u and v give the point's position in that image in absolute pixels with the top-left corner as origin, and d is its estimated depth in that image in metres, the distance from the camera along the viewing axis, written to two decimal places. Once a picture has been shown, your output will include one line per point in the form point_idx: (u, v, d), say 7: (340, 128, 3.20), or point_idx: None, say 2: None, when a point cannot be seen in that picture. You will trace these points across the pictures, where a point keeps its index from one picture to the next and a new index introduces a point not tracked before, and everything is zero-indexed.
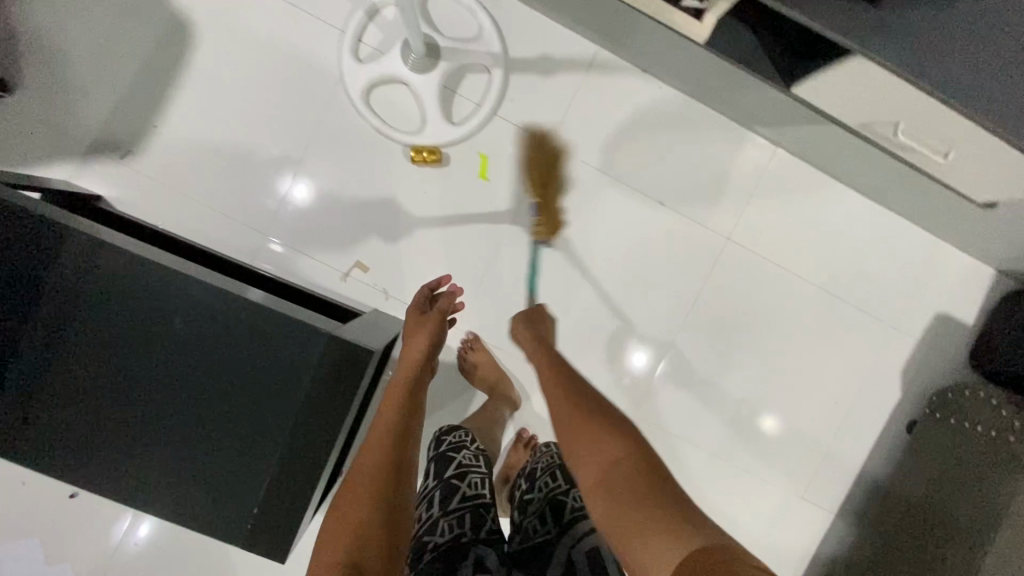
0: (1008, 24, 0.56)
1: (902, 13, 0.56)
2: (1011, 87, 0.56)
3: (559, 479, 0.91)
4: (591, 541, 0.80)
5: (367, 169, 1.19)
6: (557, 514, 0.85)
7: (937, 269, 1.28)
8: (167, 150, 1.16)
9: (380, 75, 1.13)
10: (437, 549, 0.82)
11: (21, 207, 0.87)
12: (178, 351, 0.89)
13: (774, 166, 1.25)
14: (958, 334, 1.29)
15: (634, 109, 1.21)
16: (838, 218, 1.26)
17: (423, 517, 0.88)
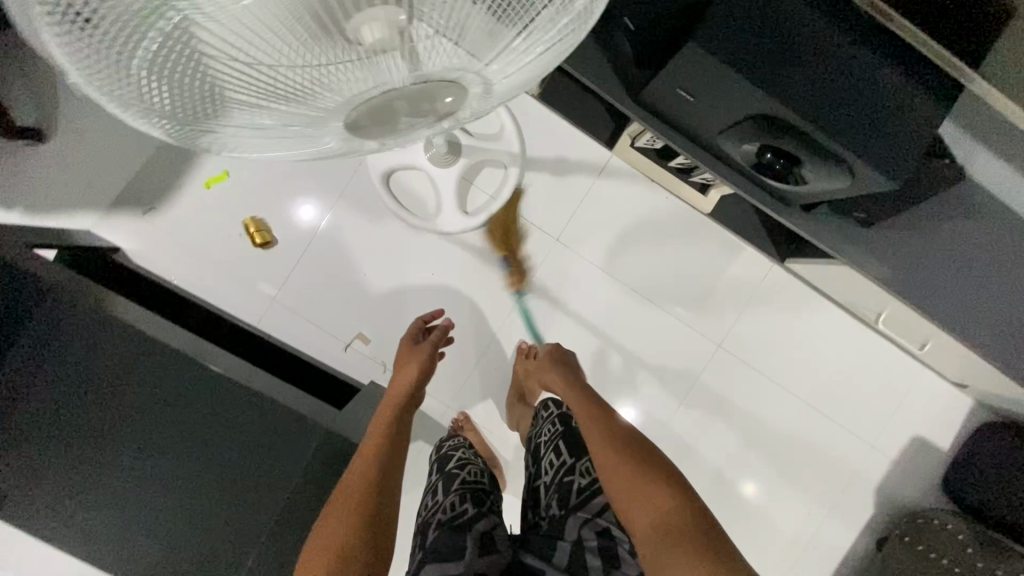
0: (982, 266, 0.71)
1: (888, 236, 0.74)
2: (987, 318, 0.70)
3: (565, 455, 0.88)
4: (602, 522, 0.78)
5: (381, 246, 1.24)
6: (567, 493, 0.83)
7: (918, 394, 1.32)
8: (190, 210, 1.20)
9: (399, 162, 1.16)
10: (445, 526, 0.78)
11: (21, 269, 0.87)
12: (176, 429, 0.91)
13: (770, 279, 1.29)
14: (933, 457, 1.33)
15: (641, 213, 1.26)
16: (826, 336, 1.31)
17: (431, 502, 0.85)
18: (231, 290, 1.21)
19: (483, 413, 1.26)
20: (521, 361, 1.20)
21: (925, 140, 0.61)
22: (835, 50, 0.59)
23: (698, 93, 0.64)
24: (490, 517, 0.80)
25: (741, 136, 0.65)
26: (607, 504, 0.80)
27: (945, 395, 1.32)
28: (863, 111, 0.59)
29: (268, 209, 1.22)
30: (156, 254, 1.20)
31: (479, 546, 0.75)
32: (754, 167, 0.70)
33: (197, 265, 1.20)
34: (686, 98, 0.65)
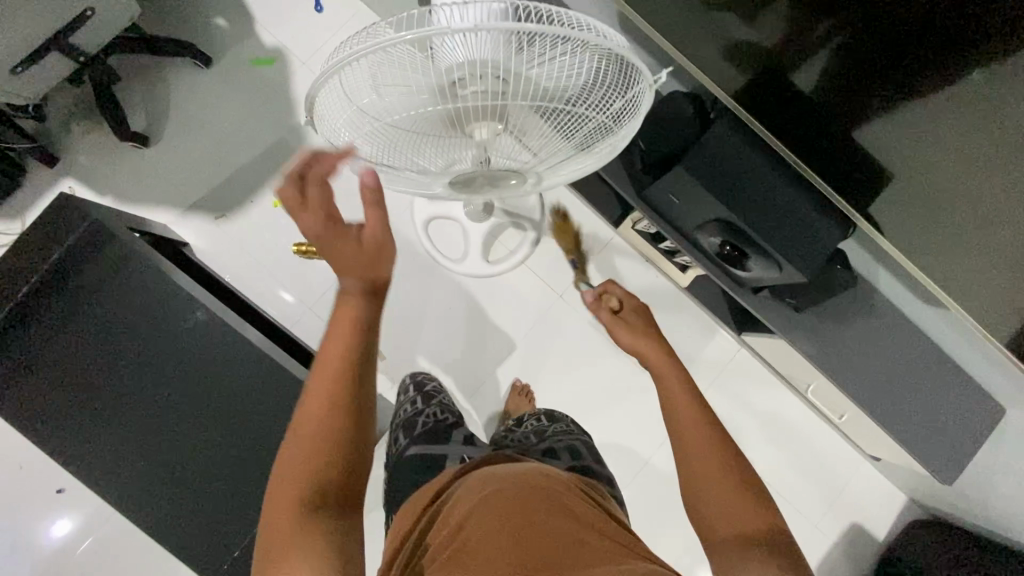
0: (897, 362, 0.89)
1: (817, 322, 0.90)
2: (899, 405, 0.87)
3: (543, 420, 1.21)
4: (568, 439, 1.12)
5: (410, 279, 1.44)
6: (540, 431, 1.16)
7: (859, 484, 1.48)
8: (255, 222, 1.40)
9: (439, 211, 1.38)
10: (428, 425, 1.17)
11: (132, 246, 1.10)
12: (227, 397, 1.12)
13: (737, 360, 1.49)
14: (869, 545, 1.46)
15: (633, 286, 1.47)
16: (781, 418, 1.49)
17: (419, 413, 1.22)
18: (276, 294, 1.39)
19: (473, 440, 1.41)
20: (514, 398, 1.39)
21: (828, 254, 0.84)
22: (772, 188, 0.85)
23: (681, 198, 0.88)
24: (462, 426, 1.17)
25: (708, 232, 0.89)
26: (571, 437, 1.13)
27: (882, 488, 1.48)
28: (790, 228, 0.83)
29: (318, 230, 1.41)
30: (219, 254, 1.39)
31: (460, 437, 1.12)
32: (713, 258, 0.93)
33: (252, 269, 1.40)
34: (672, 201, 0.89)
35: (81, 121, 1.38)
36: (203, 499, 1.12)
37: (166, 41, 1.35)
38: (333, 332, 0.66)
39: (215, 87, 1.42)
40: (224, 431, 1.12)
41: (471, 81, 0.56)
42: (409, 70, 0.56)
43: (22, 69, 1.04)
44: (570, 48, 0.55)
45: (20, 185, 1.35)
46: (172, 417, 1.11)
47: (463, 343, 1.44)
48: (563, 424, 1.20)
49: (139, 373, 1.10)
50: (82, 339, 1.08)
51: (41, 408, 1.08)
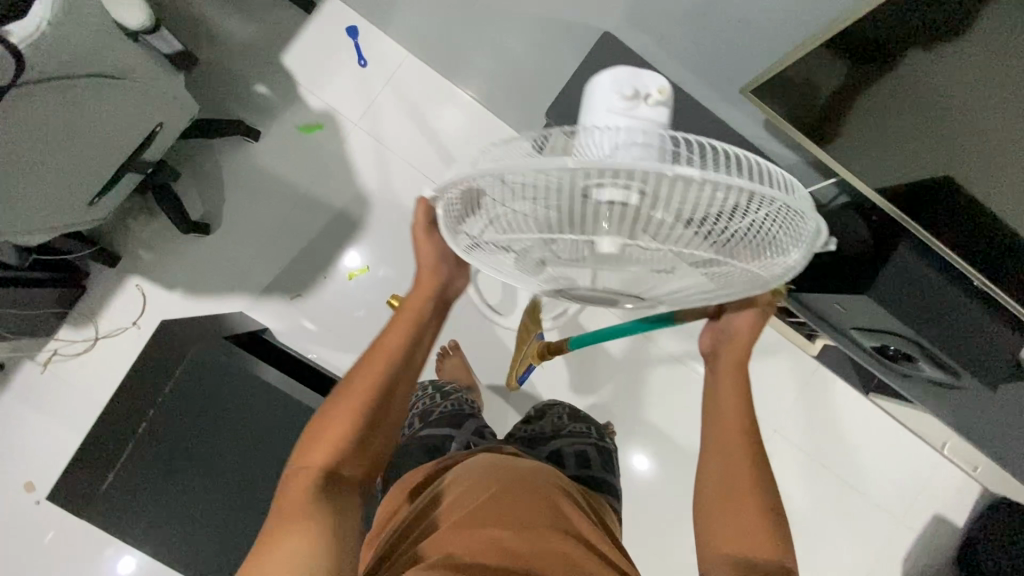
0: None
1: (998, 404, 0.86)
2: None
3: (566, 417, 1.14)
4: (579, 448, 1.05)
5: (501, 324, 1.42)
6: (557, 427, 1.11)
7: (938, 477, 1.55)
8: (332, 297, 1.37)
9: None
10: (445, 414, 1.09)
11: (239, 361, 1.12)
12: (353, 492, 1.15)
13: (814, 375, 1.54)
14: (950, 533, 1.54)
15: None
16: (861, 423, 1.54)
17: (434, 401, 1.14)
18: None
19: None
20: None
21: (1007, 359, 0.82)
22: (955, 305, 0.81)
23: (852, 308, 0.83)
24: (475, 419, 1.09)
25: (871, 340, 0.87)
26: (588, 443, 1.07)
27: (960, 479, 1.55)
28: (970, 342, 0.81)
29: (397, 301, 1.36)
30: (301, 333, 1.36)
31: (473, 432, 1.04)
32: (867, 352, 0.92)
33: (335, 347, 1.37)
34: (841, 310, 0.85)
35: (138, 215, 1.33)
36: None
37: (216, 121, 1.28)
38: (387, 343, 0.70)
39: (270, 163, 1.36)
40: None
41: (602, 211, 0.43)
42: (529, 181, 0.43)
43: (98, 197, 0.96)
44: (734, 197, 0.42)
45: (85, 288, 1.31)
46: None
47: (563, 384, 1.42)
48: (582, 424, 1.13)
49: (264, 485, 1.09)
50: (201, 459, 1.08)
51: (163, 539, 1.05)
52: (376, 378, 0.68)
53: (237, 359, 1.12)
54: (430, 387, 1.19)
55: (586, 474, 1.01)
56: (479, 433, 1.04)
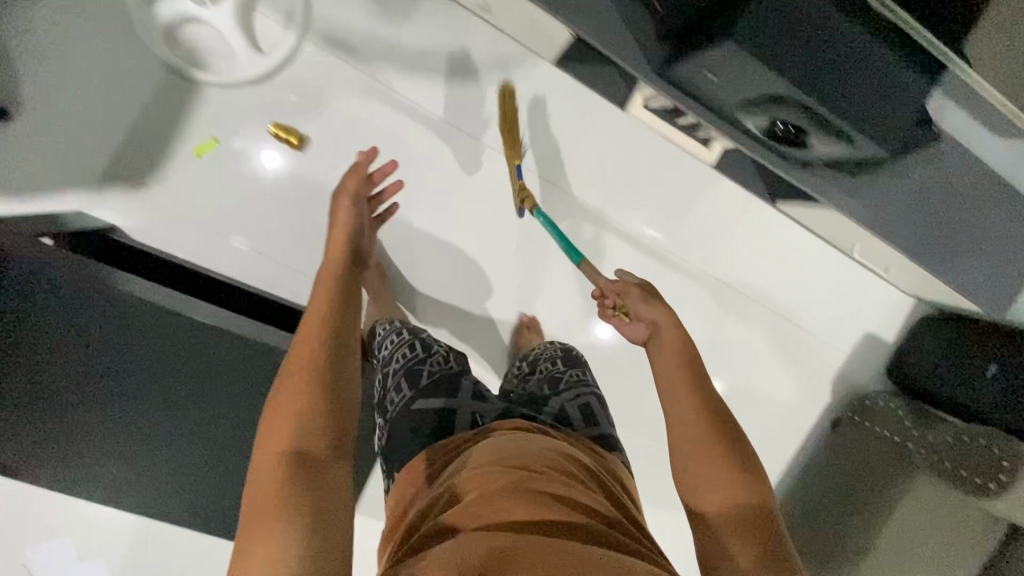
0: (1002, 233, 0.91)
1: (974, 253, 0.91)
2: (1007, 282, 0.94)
3: (559, 365, 1.04)
4: (584, 400, 0.95)
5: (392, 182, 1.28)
6: (556, 380, 1.00)
7: (869, 297, 1.52)
8: (184, 179, 1.18)
9: (398, 88, 1.26)
10: (434, 376, 0.93)
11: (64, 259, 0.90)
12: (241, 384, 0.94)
13: (745, 207, 1.42)
14: (881, 349, 1.55)
15: (628, 156, 1.36)
16: (794, 253, 1.46)
17: (413, 352, 0.97)
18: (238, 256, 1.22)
19: (498, 351, 1.38)
20: (525, 334, 1.35)
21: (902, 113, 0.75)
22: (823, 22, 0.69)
23: (719, 73, 0.77)
24: (470, 377, 0.95)
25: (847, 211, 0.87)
26: (586, 392, 0.97)
27: (890, 294, 1.53)
28: (866, 89, 0.72)
29: (278, 153, 1.23)
30: (156, 229, 1.18)
31: (472, 393, 0.90)
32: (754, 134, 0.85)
33: (200, 235, 1.20)
34: (712, 80, 0.79)
35: None
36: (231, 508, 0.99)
37: None
38: (315, 310, 0.78)
39: (67, 17, 1.09)
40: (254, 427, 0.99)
41: None
42: None
43: None
44: None
45: None
46: (203, 432, 0.98)
47: (467, 243, 1.33)
48: (578, 370, 1.04)
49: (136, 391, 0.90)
50: (43, 376, 0.84)
51: (42, 461, 0.97)
52: (309, 340, 0.73)
53: (112, 285, 0.81)
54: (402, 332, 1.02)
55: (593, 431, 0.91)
56: (480, 395, 0.90)
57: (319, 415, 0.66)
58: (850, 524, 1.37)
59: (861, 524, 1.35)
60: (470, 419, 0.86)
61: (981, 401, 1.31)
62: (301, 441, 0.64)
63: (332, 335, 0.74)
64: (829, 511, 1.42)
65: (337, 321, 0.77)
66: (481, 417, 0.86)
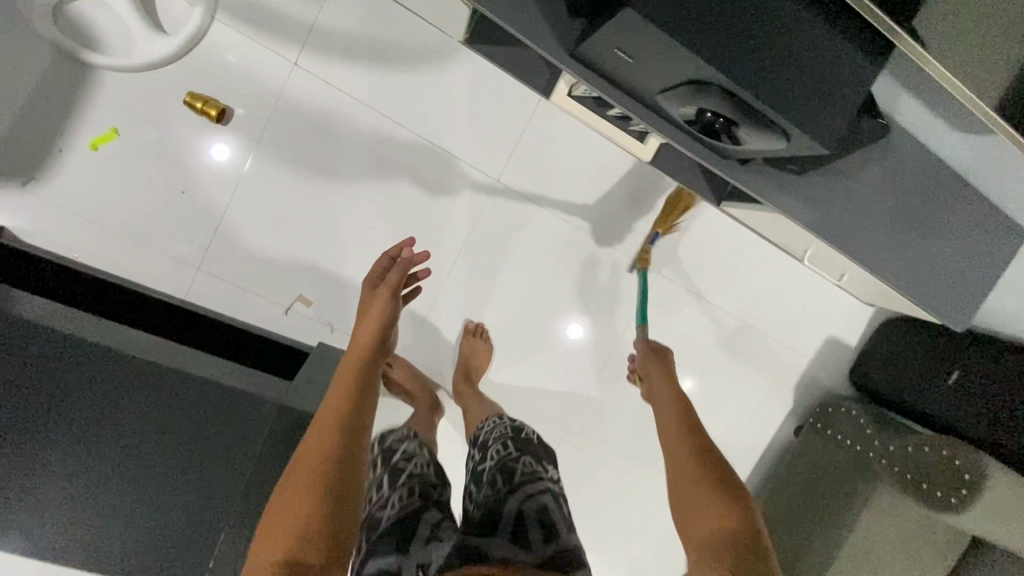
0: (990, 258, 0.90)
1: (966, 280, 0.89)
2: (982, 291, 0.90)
3: (509, 449, 0.91)
4: (540, 500, 0.81)
5: (320, 180, 1.17)
6: (506, 476, 0.85)
7: (832, 301, 1.46)
8: (81, 175, 1.07)
9: (324, 75, 1.14)
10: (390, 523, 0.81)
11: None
12: (178, 412, 0.90)
13: (704, 207, 1.35)
14: (844, 355, 1.50)
15: (579, 152, 1.27)
16: (755, 255, 1.39)
17: (376, 498, 0.87)
18: (146, 261, 1.11)
19: (442, 359, 1.30)
20: (469, 341, 1.28)
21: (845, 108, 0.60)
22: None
23: (634, 56, 0.59)
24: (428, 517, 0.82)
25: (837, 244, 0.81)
26: (541, 487, 0.82)
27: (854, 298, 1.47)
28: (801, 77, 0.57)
29: (188, 146, 1.11)
30: (51, 231, 1.06)
31: (425, 538, 0.79)
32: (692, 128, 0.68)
33: (101, 239, 1.09)
34: (625, 62, 0.61)
35: None
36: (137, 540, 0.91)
37: None
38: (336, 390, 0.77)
39: None
40: (173, 458, 0.90)
41: None
42: None
43: None
44: None
45: None
46: (86, 462, 0.87)
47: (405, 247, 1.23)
48: (532, 455, 0.91)
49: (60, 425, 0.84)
50: None
51: None
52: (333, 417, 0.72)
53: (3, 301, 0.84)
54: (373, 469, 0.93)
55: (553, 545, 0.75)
56: (434, 539, 0.79)
57: (318, 513, 0.62)
58: (810, 539, 1.30)
59: (822, 541, 1.28)
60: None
61: (943, 408, 1.27)
62: (295, 543, 0.60)
63: (349, 417, 0.73)
64: (793, 525, 1.36)
65: (358, 408, 0.75)
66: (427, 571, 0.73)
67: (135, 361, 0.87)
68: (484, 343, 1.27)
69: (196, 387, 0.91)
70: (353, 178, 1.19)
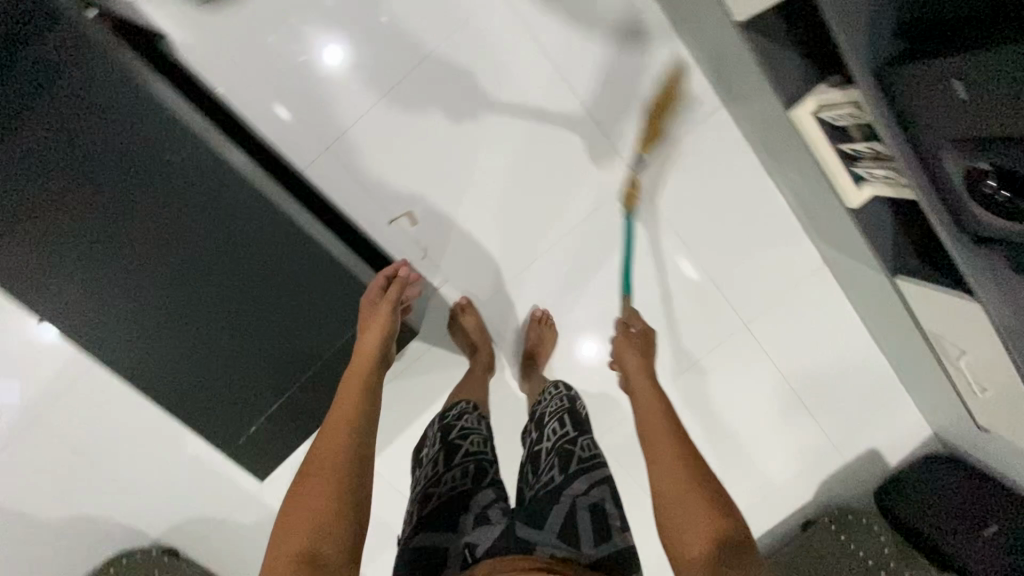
0: None
1: None
2: None
3: (565, 427, 0.86)
4: (594, 495, 0.76)
5: (476, 107, 1.15)
6: (562, 461, 0.80)
7: (890, 415, 1.44)
8: (258, 16, 1.06)
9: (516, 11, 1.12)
10: (442, 498, 0.76)
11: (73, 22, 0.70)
12: (287, 275, 0.90)
13: (818, 281, 1.30)
14: (878, 469, 1.48)
15: (728, 181, 1.21)
16: (842, 344, 1.36)
17: (430, 473, 0.82)
18: (284, 119, 1.11)
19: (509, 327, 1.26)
20: (536, 329, 1.22)
21: None
22: None
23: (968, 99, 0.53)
24: (481, 495, 0.77)
25: (974, 364, 0.74)
26: (597, 480, 0.78)
27: (912, 420, 1.44)
28: None
29: (365, 27, 1.09)
30: (210, 56, 1.06)
31: (476, 519, 0.72)
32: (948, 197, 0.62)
33: (253, 82, 1.08)
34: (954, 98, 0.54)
35: None
36: (199, 362, 0.90)
37: None
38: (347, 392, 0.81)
39: None
40: (267, 313, 0.91)
41: None
42: None
43: None
44: None
45: None
46: (188, 284, 0.86)
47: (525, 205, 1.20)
48: (589, 438, 0.85)
49: (192, 237, 0.84)
50: (91, 184, 0.77)
51: None
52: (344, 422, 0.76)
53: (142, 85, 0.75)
54: (433, 441, 0.88)
55: (605, 545, 0.71)
56: (483, 520, 0.71)
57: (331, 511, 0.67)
58: None
59: None
60: (463, 553, 0.68)
61: (973, 561, 1.24)
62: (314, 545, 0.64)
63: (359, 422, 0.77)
64: None
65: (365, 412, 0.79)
66: (470, 553, 0.67)
67: (269, 214, 0.86)
68: (546, 331, 1.22)
69: (311, 260, 0.91)
70: (506, 117, 1.16)
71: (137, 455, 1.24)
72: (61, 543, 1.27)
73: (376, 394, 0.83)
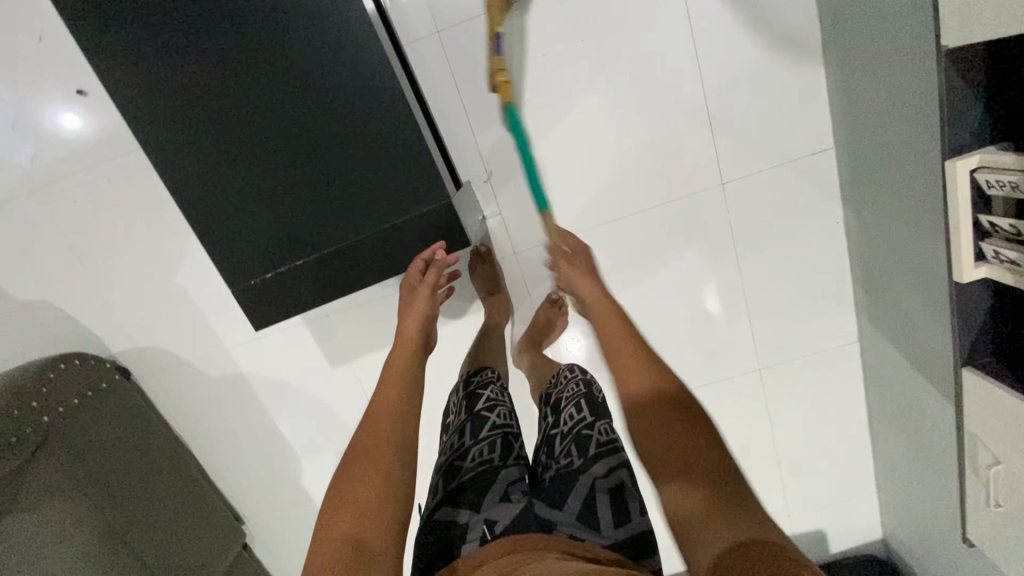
0: None
1: None
2: None
3: (583, 411, 0.84)
4: (617, 475, 0.74)
5: (597, 53, 1.08)
6: (580, 445, 0.78)
7: (851, 507, 1.44)
8: None
9: None
10: (465, 474, 0.77)
11: None
12: (356, 133, 0.81)
13: (843, 355, 1.28)
14: (817, 551, 1.49)
15: (803, 226, 1.18)
16: (837, 423, 1.35)
17: (457, 443, 0.83)
18: None
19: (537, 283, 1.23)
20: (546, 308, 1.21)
21: None
22: None
23: None
24: (507, 470, 0.78)
25: (1004, 477, 0.73)
26: (621, 460, 0.76)
27: (868, 519, 1.45)
28: None
29: None
30: None
31: (499, 495, 0.74)
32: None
33: None
34: None
35: None
36: (239, 182, 0.84)
37: None
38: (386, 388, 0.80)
39: None
40: (319, 167, 0.83)
41: None
42: None
43: None
44: None
45: None
46: (258, 105, 0.80)
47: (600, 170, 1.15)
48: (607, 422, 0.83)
49: (281, 58, 0.78)
50: None
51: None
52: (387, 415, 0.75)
53: None
54: (459, 415, 0.89)
55: (623, 531, 0.70)
56: (505, 497, 0.73)
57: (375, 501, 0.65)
58: None
59: None
60: (482, 529, 0.70)
61: None
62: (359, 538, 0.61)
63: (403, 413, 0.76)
64: None
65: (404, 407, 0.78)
66: (491, 530, 0.69)
67: (364, 59, 0.78)
68: (559, 316, 1.20)
69: (385, 125, 0.81)
70: (619, 75, 1.09)
71: (129, 270, 1.18)
72: (19, 325, 1.21)
73: (417, 385, 0.82)
